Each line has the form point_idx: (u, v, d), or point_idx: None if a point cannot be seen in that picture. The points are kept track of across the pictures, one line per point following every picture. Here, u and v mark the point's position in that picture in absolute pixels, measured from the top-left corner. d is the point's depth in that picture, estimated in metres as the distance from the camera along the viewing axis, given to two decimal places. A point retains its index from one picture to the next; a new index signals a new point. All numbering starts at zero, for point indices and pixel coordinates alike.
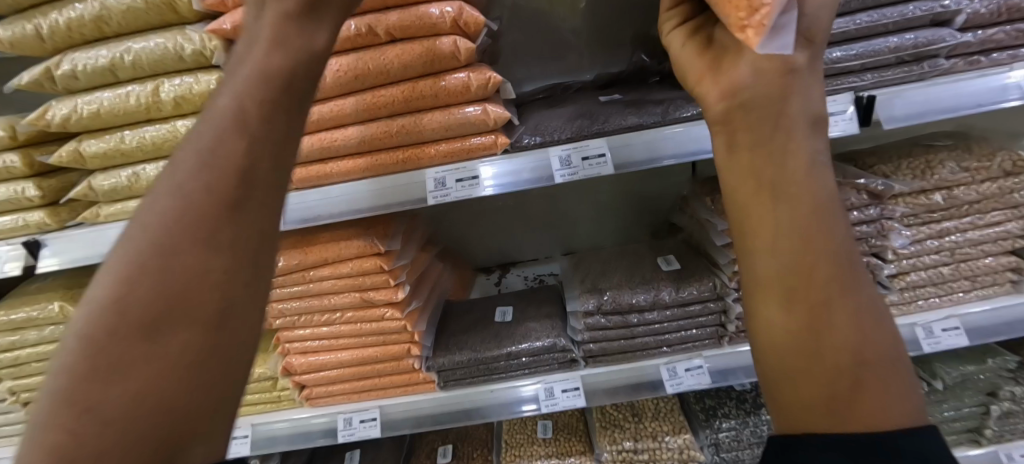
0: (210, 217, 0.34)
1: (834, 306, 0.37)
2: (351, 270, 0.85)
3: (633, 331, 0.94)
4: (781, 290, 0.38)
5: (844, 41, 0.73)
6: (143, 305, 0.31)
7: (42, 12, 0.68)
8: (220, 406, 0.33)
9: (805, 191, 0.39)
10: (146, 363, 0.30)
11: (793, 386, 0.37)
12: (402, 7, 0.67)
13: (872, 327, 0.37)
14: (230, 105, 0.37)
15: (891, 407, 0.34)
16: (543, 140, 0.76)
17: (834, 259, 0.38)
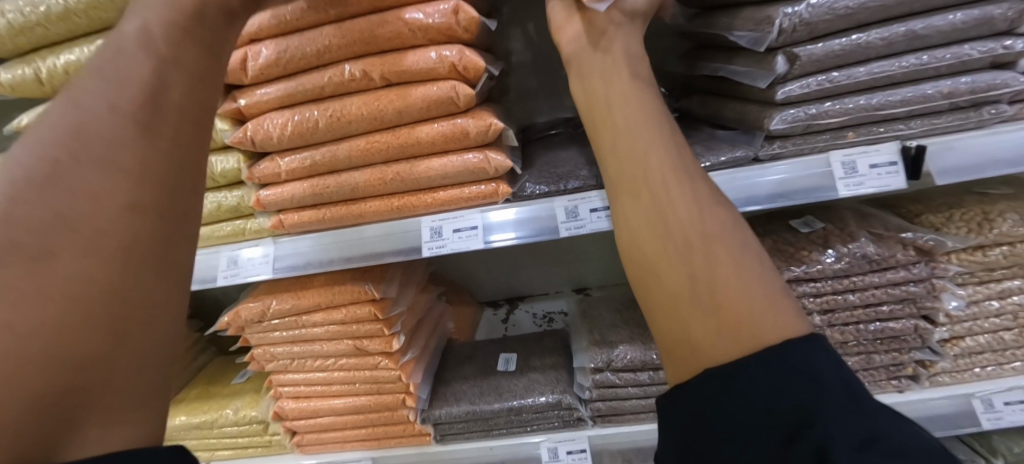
0: (130, 169, 0.37)
1: (694, 227, 0.43)
2: (344, 317, 0.81)
3: (645, 391, 0.86)
4: (647, 224, 0.45)
5: (888, 85, 0.64)
6: (34, 264, 0.30)
7: (41, 56, 0.67)
8: (124, 383, 0.33)
9: (659, 143, 0.47)
10: (26, 283, 0.29)
11: (660, 281, 0.43)
12: (398, 51, 0.63)
13: (736, 241, 0.42)
14: (136, 56, 0.42)
15: (749, 294, 0.39)
16: (548, 189, 0.70)
17: (688, 191, 0.45)
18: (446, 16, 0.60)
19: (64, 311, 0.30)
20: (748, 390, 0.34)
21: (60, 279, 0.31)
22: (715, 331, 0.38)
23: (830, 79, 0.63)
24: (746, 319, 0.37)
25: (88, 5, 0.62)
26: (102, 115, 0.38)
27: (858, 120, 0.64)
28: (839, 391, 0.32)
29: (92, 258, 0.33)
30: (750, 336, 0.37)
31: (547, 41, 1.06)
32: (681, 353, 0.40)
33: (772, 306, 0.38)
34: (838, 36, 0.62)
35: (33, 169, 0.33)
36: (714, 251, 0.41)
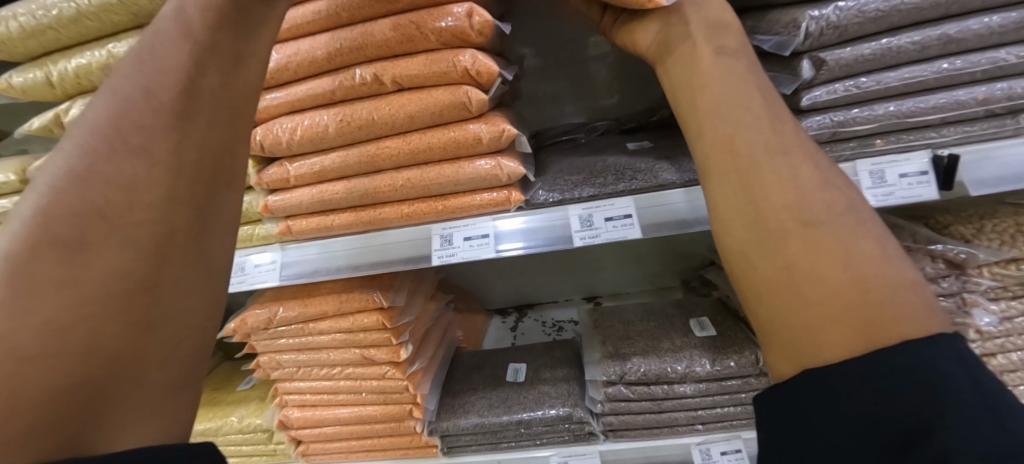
0: (162, 159, 0.37)
1: (796, 212, 0.38)
2: (351, 325, 0.79)
3: (660, 405, 0.83)
4: (742, 213, 0.41)
5: (919, 92, 0.61)
6: (67, 261, 0.31)
7: (53, 59, 0.67)
8: (145, 370, 0.34)
9: (749, 123, 0.43)
10: (66, 279, 0.31)
11: (757, 268, 0.40)
12: (411, 55, 0.62)
13: (847, 226, 0.38)
14: (173, 35, 0.40)
15: (881, 283, 0.35)
16: (562, 196, 0.68)
17: (788, 173, 0.40)
18: (460, 19, 0.58)
19: (93, 310, 0.32)
20: (865, 396, 0.32)
21: (91, 278, 0.32)
22: (825, 328, 0.35)
23: (858, 85, 0.60)
24: (875, 313, 0.34)
25: (100, 8, 0.62)
26: (136, 103, 0.37)
27: (887, 127, 0.61)
28: (972, 400, 0.29)
29: (120, 254, 0.33)
30: (872, 332, 0.33)
31: (560, 46, 1.04)
32: (783, 345, 0.38)
33: (900, 299, 0.34)
34: (867, 40, 0.59)
35: (70, 159, 0.34)
36: (820, 235, 0.37)
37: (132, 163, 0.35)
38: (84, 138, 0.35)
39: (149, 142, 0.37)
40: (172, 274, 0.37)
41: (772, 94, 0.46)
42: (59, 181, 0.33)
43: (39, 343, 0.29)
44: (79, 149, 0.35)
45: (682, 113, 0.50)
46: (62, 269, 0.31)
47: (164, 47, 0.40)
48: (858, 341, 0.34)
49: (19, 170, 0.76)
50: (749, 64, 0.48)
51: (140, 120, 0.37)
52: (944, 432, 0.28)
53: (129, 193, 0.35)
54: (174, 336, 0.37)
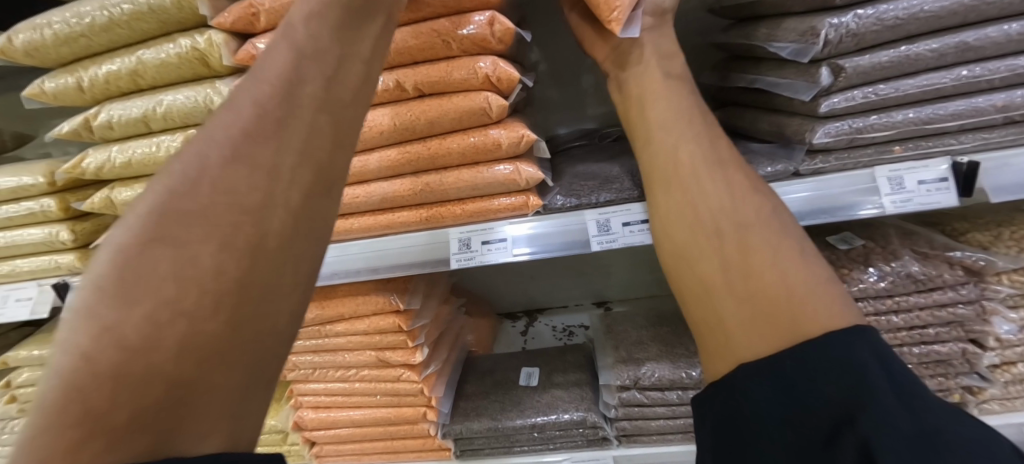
0: (268, 168, 0.37)
1: (723, 218, 0.44)
2: (367, 328, 0.80)
3: (673, 411, 0.83)
4: (682, 222, 0.47)
5: (936, 99, 0.61)
6: (180, 259, 0.31)
7: (83, 65, 0.69)
8: (231, 377, 0.32)
9: (685, 143, 0.49)
10: (179, 272, 0.31)
11: (694, 269, 0.44)
12: (432, 62, 0.63)
13: (773, 230, 0.42)
14: (288, 48, 0.42)
15: (792, 277, 0.39)
16: (578, 201, 0.69)
17: (717, 185, 0.46)
18: (480, 27, 0.59)
19: (198, 308, 0.31)
20: (795, 397, 0.33)
21: (197, 271, 0.31)
22: (751, 325, 0.39)
23: (875, 92, 0.60)
24: (790, 308, 0.37)
25: (131, 16, 0.64)
26: (251, 110, 0.38)
27: (906, 134, 0.61)
28: (889, 391, 0.31)
29: (225, 250, 0.33)
30: (790, 327, 0.37)
31: (573, 52, 1.05)
32: (714, 346, 0.42)
33: (813, 296, 0.37)
34: (885, 47, 0.59)
35: (189, 160, 0.35)
36: (748, 238, 0.42)
37: (242, 163, 0.36)
38: (205, 139, 0.36)
39: (257, 150, 0.37)
40: (270, 277, 0.36)
41: (710, 118, 0.51)
42: (181, 180, 0.34)
43: (149, 337, 0.28)
44: (200, 149, 0.35)
45: (633, 131, 0.56)
46: (173, 263, 0.31)
47: (276, 58, 0.41)
48: (779, 336, 0.37)
49: (47, 173, 0.78)
50: (692, 86, 0.54)
51: (249, 121, 0.37)
52: (864, 429, 0.29)
53: (234, 192, 0.35)
54: (268, 342, 0.36)
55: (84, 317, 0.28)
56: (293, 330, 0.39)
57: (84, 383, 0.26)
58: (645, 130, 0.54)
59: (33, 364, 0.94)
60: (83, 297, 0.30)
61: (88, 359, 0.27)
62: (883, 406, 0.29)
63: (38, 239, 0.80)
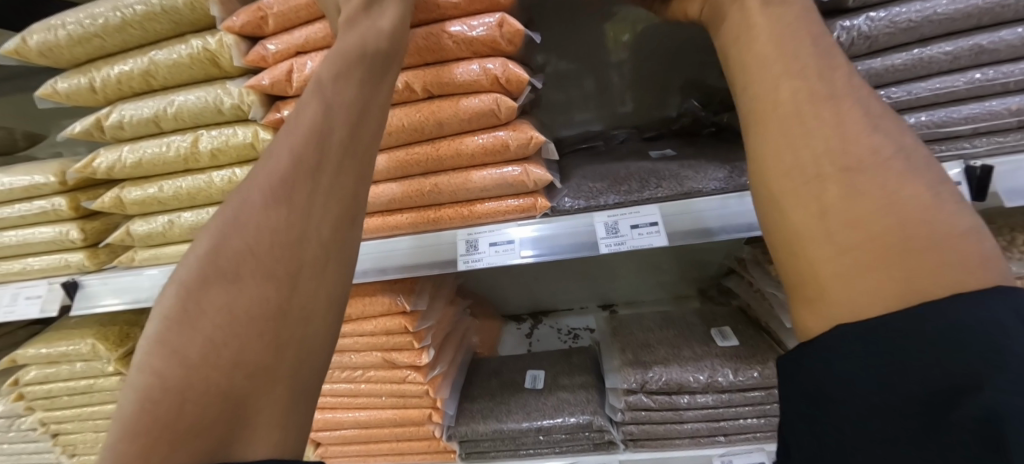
0: (296, 205, 0.41)
1: (828, 157, 0.38)
2: (373, 329, 0.80)
3: (681, 415, 0.82)
4: (772, 161, 0.42)
5: (949, 103, 0.60)
6: (226, 293, 0.38)
7: (96, 66, 0.69)
8: (280, 387, 0.38)
9: (790, 73, 0.42)
10: (223, 305, 0.37)
11: (792, 217, 0.39)
12: (442, 64, 0.63)
13: (902, 168, 0.37)
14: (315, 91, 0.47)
15: (937, 227, 0.34)
16: (587, 204, 0.69)
17: (829, 117, 0.39)
18: (490, 29, 0.59)
19: (239, 334, 0.37)
20: (887, 358, 0.32)
21: (244, 305, 0.38)
22: (861, 273, 0.35)
23: (888, 95, 0.60)
24: (935, 263, 0.33)
25: (144, 17, 0.64)
26: (284, 155, 0.43)
27: (918, 137, 0.61)
28: (1005, 351, 0.29)
29: (266, 285, 0.39)
30: (920, 285, 0.33)
31: (581, 54, 1.06)
32: (814, 298, 0.38)
33: (963, 248, 0.33)
34: (898, 50, 0.59)
35: (233, 208, 0.41)
36: (866, 182, 0.37)
37: (277, 206, 0.41)
38: (247, 188, 0.42)
39: (288, 192, 0.42)
40: (302, 301, 0.40)
41: (827, 43, 0.44)
42: (229, 227, 0.40)
43: (201, 359, 0.35)
44: (242, 197, 0.41)
45: (731, 70, 0.49)
46: (227, 300, 0.37)
47: (305, 104, 0.46)
48: (897, 290, 0.34)
49: (59, 173, 0.79)
50: (812, 15, 0.46)
51: (282, 168, 0.42)
52: (984, 397, 0.28)
53: (271, 234, 0.40)
54: (305, 358, 0.40)
55: (156, 341, 0.36)
56: (329, 345, 0.43)
57: (161, 400, 0.34)
58: (745, 60, 0.47)
59: (41, 362, 0.95)
60: (157, 324, 0.38)
61: (167, 382, 0.34)
62: (1000, 373, 0.28)
63: (49, 237, 0.81)
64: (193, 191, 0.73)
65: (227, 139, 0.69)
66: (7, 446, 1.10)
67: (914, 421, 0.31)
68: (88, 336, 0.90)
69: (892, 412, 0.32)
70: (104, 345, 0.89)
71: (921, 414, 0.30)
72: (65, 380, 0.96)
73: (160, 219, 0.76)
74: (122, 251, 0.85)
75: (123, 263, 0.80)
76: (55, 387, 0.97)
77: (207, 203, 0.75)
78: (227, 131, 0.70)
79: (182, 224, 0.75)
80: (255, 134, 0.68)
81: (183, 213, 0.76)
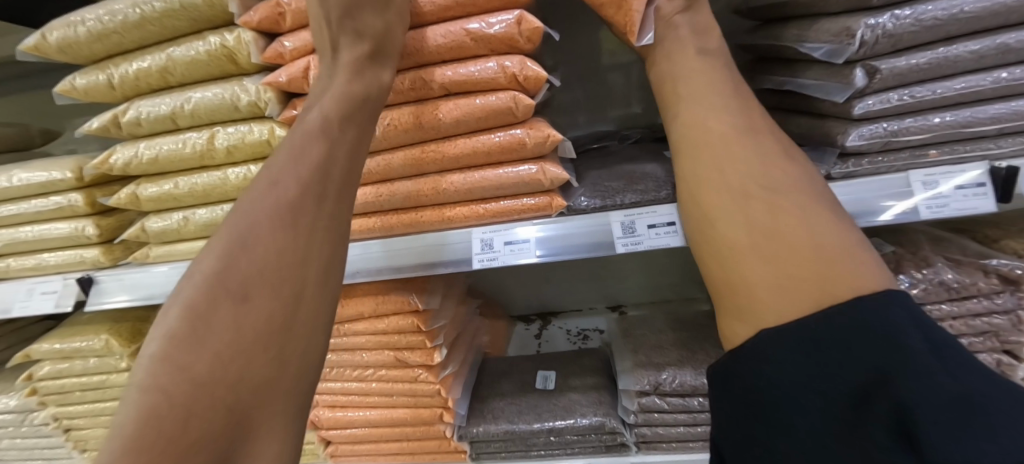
0: (294, 235, 0.48)
1: (753, 182, 0.44)
2: (386, 327, 0.80)
3: (695, 418, 0.81)
4: (709, 185, 0.47)
5: (975, 102, 0.59)
6: (234, 312, 0.43)
7: (114, 62, 0.70)
8: (274, 392, 0.44)
9: (717, 112, 0.49)
10: (230, 323, 0.43)
11: (725, 232, 0.44)
12: (459, 61, 0.63)
13: (806, 198, 0.42)
14: (315, 124, 0.53)
15: (825, 238, 0.39)
16: (603, 203, 0.69)
17: (749, 151, 0.46)
18: (509, 26, 0.59)
19: (241, 349, 0.42)
20: (835, 358, 0.32)
21: (250, 319, 0.44)
22: (782, 280, 0.39)
23: (912, 94, 0.59)
24: (828, 269, 0.37)
25: (162, 14, 0.64)
26: (287, 188, 0.49)
27: (942, 137, 0.59)
28: (923, 351, 0.29)
29: (269, 304, 0.45)
30: (824, 288, 0.37)
31: (593, 54, 1.05)
32: (738, 307, 0.42)
33: (849, 258, 0.38)
34: (923, 48, 0.58)
35: (241, 233, 0.46)
36: (778, 202, 0.42)
37: (284, 235, 0.47)
38: (253, 213, 0.48)
39: (286, 222, 0.48)
40: (297, 321, 0.46)
41: (747, 92, 0.52)
42: (238, 250, 0.45)
43: (207, 372, 0.40)
44: (250, 223, 0.47)
45: (665, 105, 0.56)
46: (236, 315, 0.43)
47: (308, 140, 0.52)
48: (812, 291, 0.37)
49: (76, 169, 0.79)
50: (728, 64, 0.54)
51: (287, 200, 0.49)
52: (905, 387, 0.28)
53: (275, 258, 0.46)
54: (293, 372, 0.46)
55: (153, 362, 0.40)
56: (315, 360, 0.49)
57: (168, 411, 0.38)
58: (677, 101, 0.53)
59: (55, 357, 0.95)
60: (155, 345, 0.41)
61: (175, 387, 0.39)
62: (916, 370, 0.28)
63: (64, 233, 0.81)
64: (208, 188, 0.73)
65: (243, 136, 0.69)
66: (19, 441, 1.11)
67: (842, 421, 0.31)
68: (101, 332, 0.91)
69: (825, 412, 0.32)
70: (117, 343, 0.89)
71: (851, 415, 0.31)
72: (78, 375, 0.96)
73: (174, 215, 0.76)
74: (136, 247, 0.85)
75: (138, 259, 0.81)
76: (68, 383, 0.97)
77: (221, 200, 0.75)
78: (243, 128, 0.70)
79: (197, 221, 0.76)
80: (272, 131, 0.68)
81: (197, 210, 0.76)
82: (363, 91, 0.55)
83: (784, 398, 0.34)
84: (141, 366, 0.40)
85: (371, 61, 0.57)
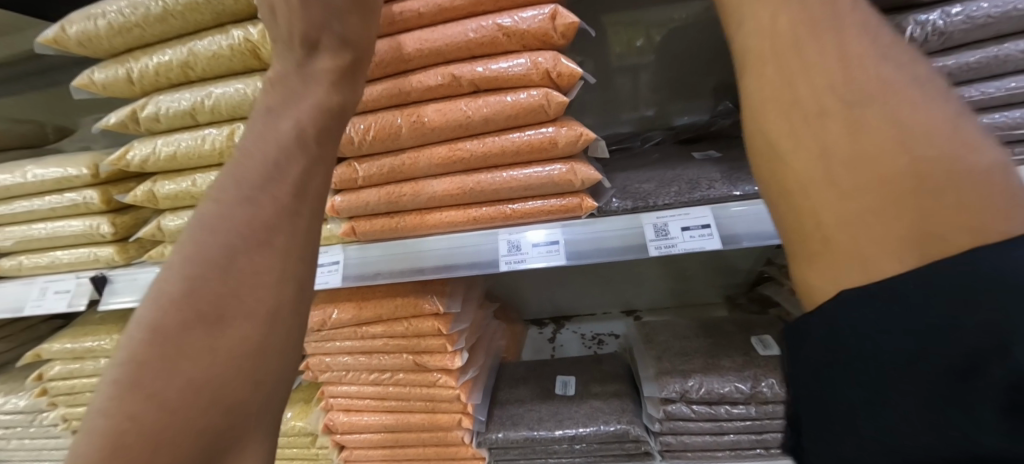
0: (273, 246, 0.41)
1: (835, 95, 0.33)
2: (406, 330, 0.78)
3: (721, 427, 0.79)
4: (775, 108, 0.36)
5: None
6: (208, 333, 0.37)
7: (134, 56, 0.68)
8: (262, 417, 0.38)
9: (786, 20, 0.37)
10: (205, 347, 0.36)
11: (794, 159, 0.34)
12: (489, 57, 0.61)
13: (918, 112, 0.30)
14: (292, 129, 0.47)
15: (947, 158, 0.27)
16: (633, 205, 0.67)
17: (832, 56, 0.34)
18: (544, 21, 0.57)
19: (220, 373, 0.36)
20: (915, 317, 0.24)
21: (229, 343, 0.37)
22: (869, 217, 0.29)
23: (960, 95, 0.56)
24: (939, 200, 0.26)
25: (186, 7, 0.63)
26: (263, 193, 0.43)
27: (991, 140, 0.57)
28: None
29: (243, 324, 0.38)
30: (933, 227, 0.26)
31: (614, 54, 1.04)
32: (815, 251, 0.32)
33: (979, 183, 0.26)
34: (972, 48, 0.56)
35: (210, 250, 0.39)
36: (872, 116, 0.31)
37: (259, 246, 0.40)
38: (222, 228, 0.40)
39: (265, 232, 0.41)
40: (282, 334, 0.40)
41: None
42: (205, 269, 0.38)
43: (180, 401, 0.34)
44: (218, 237, 0.40)
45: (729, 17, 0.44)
46: (210, 342, 0.36)
47: (280, 144, 0.45)
48: (910, 225, 0.27)
49: (91, 165, 0.78)
50: None
51: (264, 209, 0.42)
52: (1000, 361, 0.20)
53: (255, 274, 0.39)
54: (276, 389, 0.39)
55: (115, 392, 0.34)
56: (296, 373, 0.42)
57: (135, 444, 0.32)
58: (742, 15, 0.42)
59: (65, 357, 0.93)
60: (118, 371, 0.35)
61: (143, 426, 0.32)
62: None
63: (78, 230, 0.79)
64: None
65: None
66: (25, 441, 1.09)
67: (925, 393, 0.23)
68: (113, 333, 0.89)
69: (898, 375, 0.24)
70: None
71: (934, 388, 0.22)
72: (88, 376, 0.94)
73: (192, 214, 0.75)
74: (151, 246, 0.84)
75: (153, 258, 0.79)
76: (78, 383, 0.95)
77: None
78: None
79: None
80: None
81: None
82: (340, 101, 0.51)
83: (865, 364, 0.26)
84: (101, 395, 0.34)
85: (352, 71, 0.52)
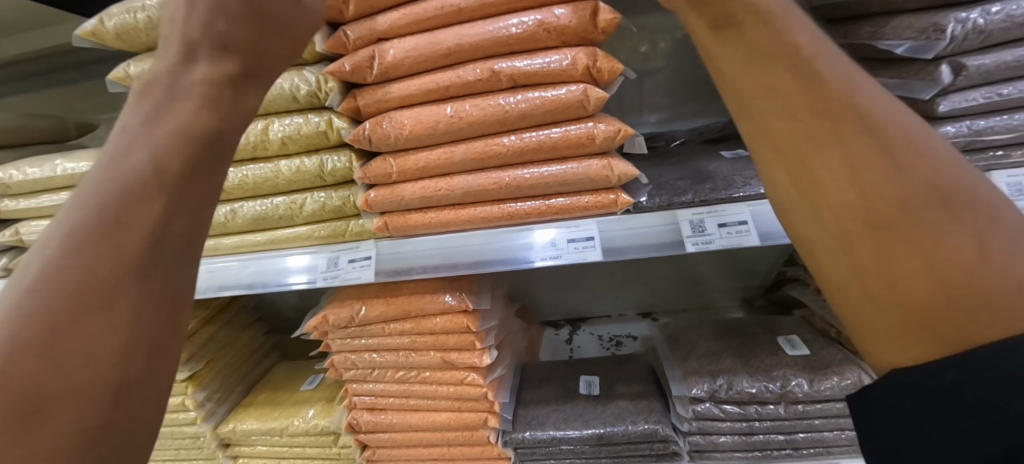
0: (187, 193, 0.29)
1: (847, 211, 0.33)
2: (434, 327, 0.78)
3: (751, 427, 0.79)
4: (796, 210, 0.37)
5: None
6: (88, 311, 0.24)
7: None
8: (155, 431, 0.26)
9: (787, 119, 0.37)
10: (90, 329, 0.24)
11: (827, 258, 0.35)
12: (529, 53, 0.61)
13: (945, 215, 0.30)
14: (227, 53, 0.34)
15: (962, 272, 0.29)
16: (668, 201, 0.67)
17: (844, 159, 0.33)
18: (585, 17, 0.58)
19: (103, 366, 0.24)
20: (962, 398, 0.27)
21: (119, 322, 0.25)
22: (895, 330, 0.32)
23: (998, 92, 0.56)
24: (960, 314, 0.29)
25: None
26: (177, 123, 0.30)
27: None
28: None
29: (123, 369, 0.24)
30: (952, 335, 0.29)
31: (637, 55, 1.04)
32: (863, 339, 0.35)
33: (999, 289, 0.28)
34: (1012, 46, 0.56)
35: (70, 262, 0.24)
36: (894, 225, 0.31)
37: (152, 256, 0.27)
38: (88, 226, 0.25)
39: (181, 174, 0.29)
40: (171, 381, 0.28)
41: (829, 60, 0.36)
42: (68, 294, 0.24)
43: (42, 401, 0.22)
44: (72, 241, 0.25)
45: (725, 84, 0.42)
46: (76, 402, 0.23)
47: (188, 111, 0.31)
48: (935, 345, 0.30)
49: None
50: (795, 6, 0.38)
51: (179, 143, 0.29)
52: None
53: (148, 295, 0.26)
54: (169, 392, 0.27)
55: None
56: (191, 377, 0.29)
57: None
58: (744, 104, 0.40)
59: None
60: None
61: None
62: None
63: None
64: (259, 180, 0.73)
65: (299, 127, 0.69)
66: None
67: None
68: None
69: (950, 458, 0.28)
70: None
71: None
72: None
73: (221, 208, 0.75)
74: None
75: None
76: None
77: (272, 193, 0.75)
78: (299, 119, 0.69)
79: (244, 214, 0.74)
80: (328, 121, 0.68)
81: (245, 203, 0.75)
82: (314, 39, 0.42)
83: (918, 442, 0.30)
84: None
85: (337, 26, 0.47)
